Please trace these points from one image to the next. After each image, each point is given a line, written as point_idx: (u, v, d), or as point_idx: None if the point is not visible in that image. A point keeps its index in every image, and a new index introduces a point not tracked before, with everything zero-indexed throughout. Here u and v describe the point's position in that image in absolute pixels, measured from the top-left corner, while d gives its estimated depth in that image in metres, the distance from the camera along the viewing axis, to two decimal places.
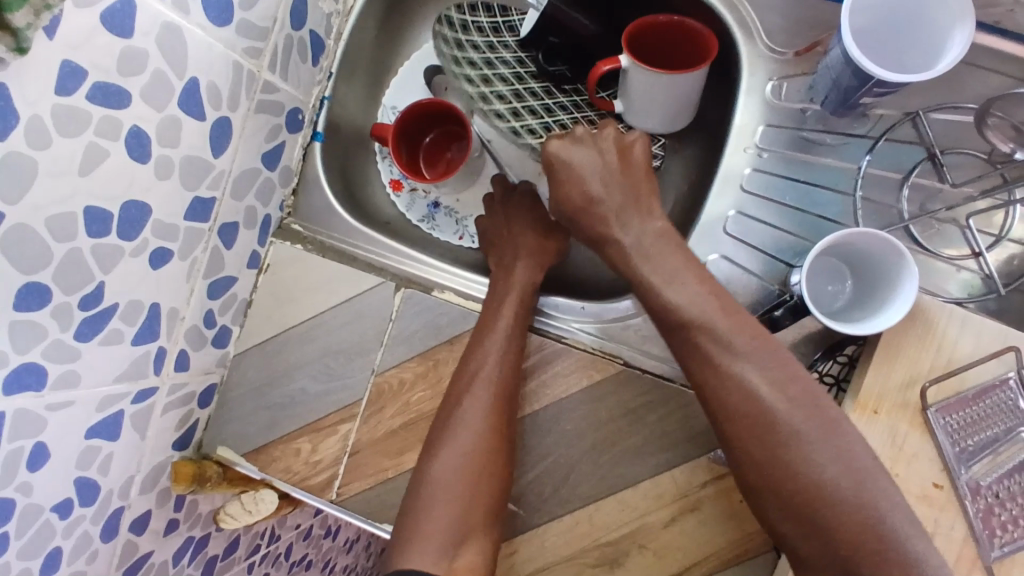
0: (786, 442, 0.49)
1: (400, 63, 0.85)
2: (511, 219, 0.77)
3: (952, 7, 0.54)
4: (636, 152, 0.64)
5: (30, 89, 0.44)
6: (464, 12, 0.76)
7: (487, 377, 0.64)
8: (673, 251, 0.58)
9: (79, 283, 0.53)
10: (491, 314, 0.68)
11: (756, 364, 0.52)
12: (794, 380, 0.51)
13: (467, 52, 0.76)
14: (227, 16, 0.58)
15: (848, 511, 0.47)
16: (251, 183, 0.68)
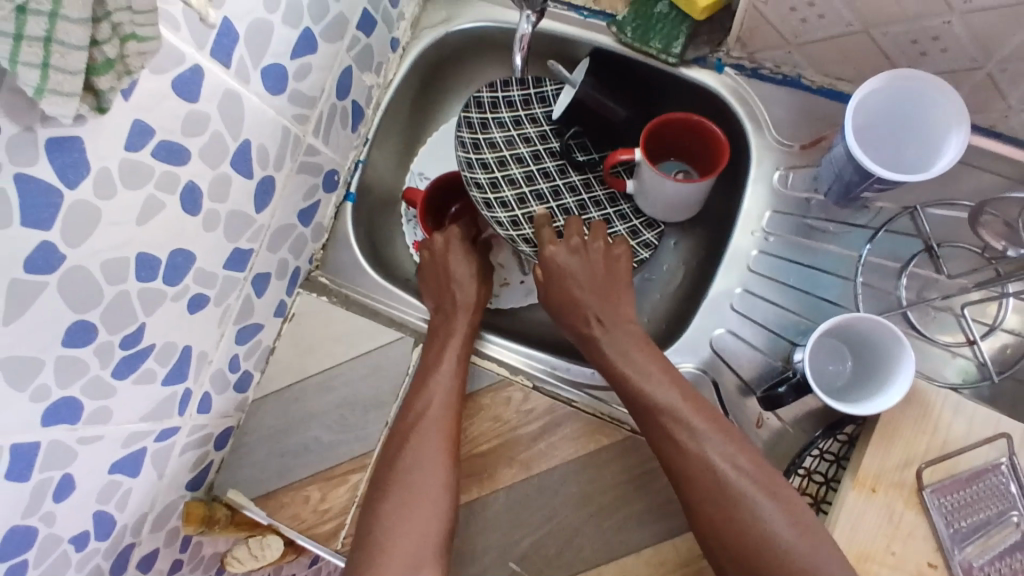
0: (736, 502, 0.56)
1: (431, 131, 0.89)
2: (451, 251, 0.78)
3: (947, 116, 0.58)
4: (619, 263, 0.72)
5: (103, 146, 0.48)
6: (496, 89, 0.80)
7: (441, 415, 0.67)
8: (644, 351, 0.66)
9: (122, 324, 0.56)
10: (426, 379, 0.69)
11: (711, 438, 0.59)
12: (744, 454, 0.58)
13: (491, 127, 0.81)
14: (281, 86, 0.63)
15: (789, 557, 0.52)
16: (286, 236, 0.73)
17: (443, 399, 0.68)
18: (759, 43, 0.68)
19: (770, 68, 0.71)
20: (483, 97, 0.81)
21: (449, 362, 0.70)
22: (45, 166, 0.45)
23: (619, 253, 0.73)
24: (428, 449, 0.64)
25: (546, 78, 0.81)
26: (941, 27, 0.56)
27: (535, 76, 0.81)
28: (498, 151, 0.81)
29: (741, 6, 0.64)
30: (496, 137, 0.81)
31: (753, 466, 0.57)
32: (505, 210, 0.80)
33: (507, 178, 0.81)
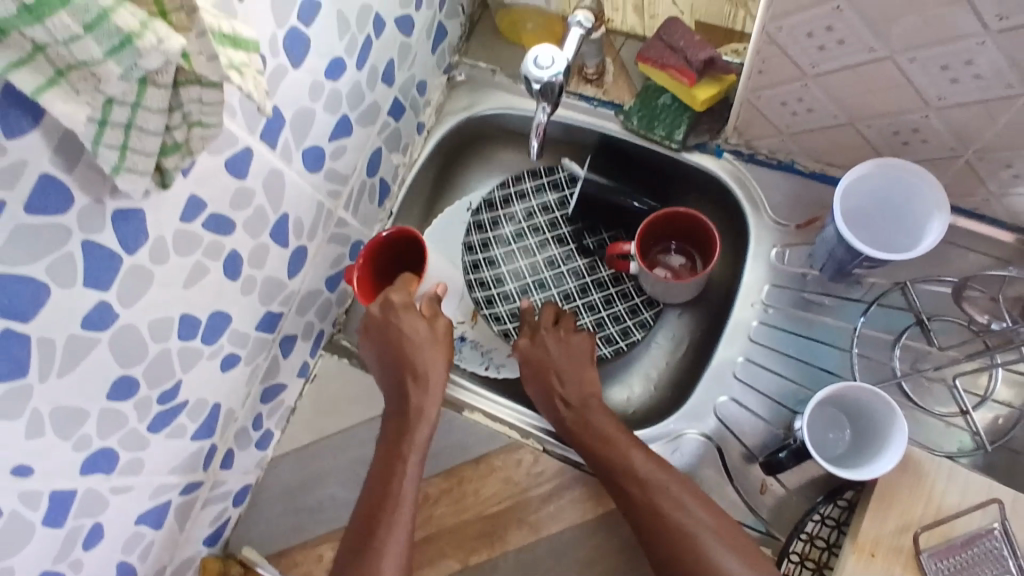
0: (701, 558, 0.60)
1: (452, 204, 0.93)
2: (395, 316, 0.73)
3: (928, 198, 0.64)
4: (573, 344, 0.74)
5: (162, 217, 0.54)
6: (510, 185, 0.91)
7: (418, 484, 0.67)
8: (616, 429, 0.68)
9: (161, 380, 0.60)
10: (400, 444, 0.69)
11: (688, 509, 0.62)
12: (721, 522, 0.61)
13: (501, 223, 0.90)
14: (319, 164, 0.69)
15: None
16: (313, 301, 0.77)
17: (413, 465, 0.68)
18: (755, 132, 0.74)
19: (765, 155, 0.77)
20: (496, 195, 0.91)
21: (417, 427, 0.70)
22: (109, 235, 0.50)
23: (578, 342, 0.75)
24: (401, 515, 0.65)
25: (557, 167, 0.91)
26: (920, 121, 0.62)
27: (546, 167, 0.91)
28: (511, 241, 0.90)
29: (738, 100, 0.71)
30: (506, 231, 0.90)
31: (711, 515, 0.62)
32: (507, 302, 0.88)
33: (515, 271, 0.89)
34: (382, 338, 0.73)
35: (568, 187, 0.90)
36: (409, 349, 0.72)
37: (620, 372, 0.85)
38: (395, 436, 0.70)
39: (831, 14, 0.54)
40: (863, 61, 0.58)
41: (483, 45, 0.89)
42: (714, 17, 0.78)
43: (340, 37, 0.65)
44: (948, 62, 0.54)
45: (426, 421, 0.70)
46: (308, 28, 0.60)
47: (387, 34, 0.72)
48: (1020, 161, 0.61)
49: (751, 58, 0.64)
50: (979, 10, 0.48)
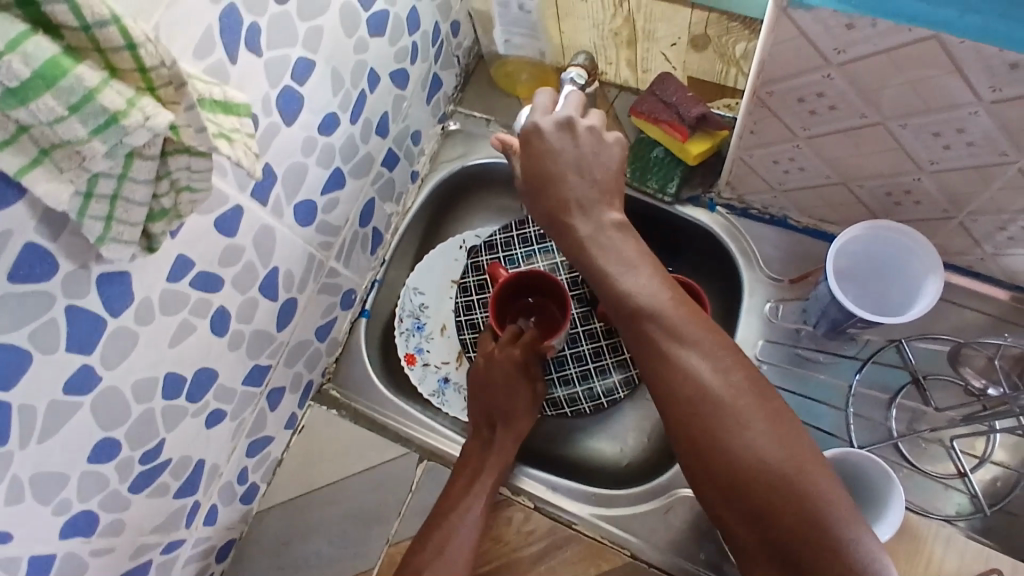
0: (716, 410, 0.51)
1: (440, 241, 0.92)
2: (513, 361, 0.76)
3: (923, 261, 0.63)
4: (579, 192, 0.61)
5: (149, 278, 0.53)
6: (510, 230, 0.89)
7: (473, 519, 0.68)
8: (636, 249, 0.59)
9: (144, 440, 0.59)
10: (471, 481, 0.71)
11: (701, 352, 0.53)
12: (737, 368, 0.52)
13: (500, 266, 0.89)
14: (311, 217, 0.69)
15: (776, 485, 0.48)
16: (302, 352, 0.76)
17: (473, 499, 0.69)
18: (747, 187, 0.74)
19: (759, 209, 0.77)
20: (497, 238, 0.89)
21: (492, 466, 0.72)
22: (94, 299, 0.49)
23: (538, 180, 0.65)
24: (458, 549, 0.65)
25: None
26: (913, 183, 0.62)
27: None
28: None
29: (729, 157, 0.71)
30: None
31: (701, 330, 0.54)
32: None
33: None
34: (484, 385, 0.76)
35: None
36: (506, 400, 0.75)
37: (612, 423, 0.85)
38: (467, 471, 0.72)
39: (822, 80, 0.55)
40: (855, 125, 0.58)
41: (478, 96, 0.90)
42: (706, 73, 0.77)
43: (334, 94, 0.66)
44: (940, 129, 0.55)
45: (495, 466, 0.72)
46: (302, 86, 0.61)
47: (381, 88, 0.73)
48: (1013, 224, 0.61)
49: (743, 119, 0.64)
50: (970, 82, 0.49)
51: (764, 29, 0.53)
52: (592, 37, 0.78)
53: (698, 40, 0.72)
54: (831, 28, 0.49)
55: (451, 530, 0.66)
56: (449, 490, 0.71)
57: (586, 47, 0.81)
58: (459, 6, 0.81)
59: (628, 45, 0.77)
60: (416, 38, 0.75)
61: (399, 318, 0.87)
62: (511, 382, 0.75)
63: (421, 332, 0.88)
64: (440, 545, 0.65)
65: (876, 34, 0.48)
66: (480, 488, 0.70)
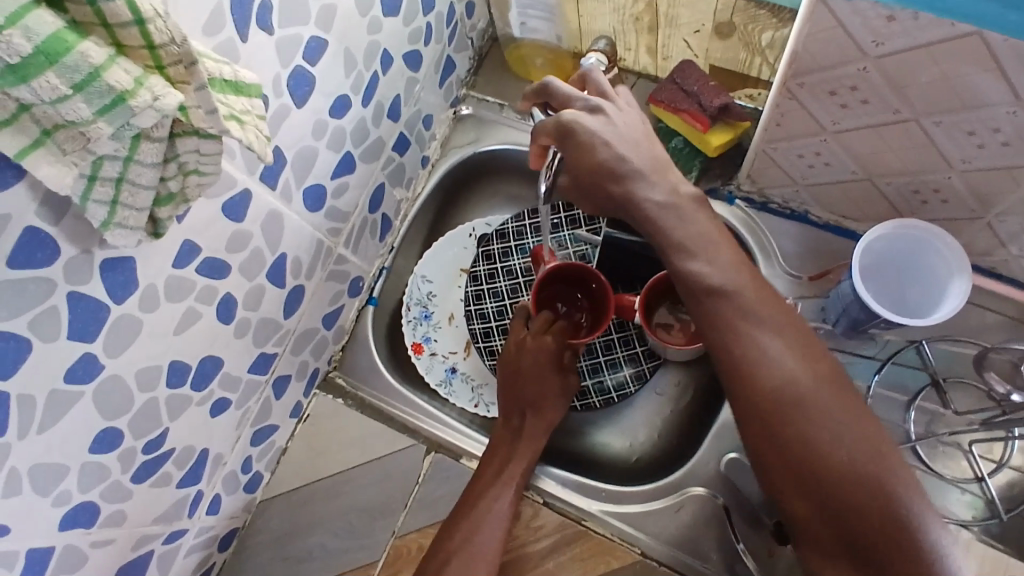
0: (800, 403, 0.50)
1: (449, 228, 0.90)
2: (546, 351, 0.75)
3: (950, 263, 0.62)
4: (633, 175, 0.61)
5: (153, 265, 0.51)
6: (522, 219, 0.88)
7: (501, 509, 0.67)
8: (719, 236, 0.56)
9: (146, 430, 0.58)
10: (500, 470, 0.70)
11: (781, 342, 0.52)
12: (815, 362, 0.51)
13: (511, 255, 0.87)
14: (320, 203, 0.67)
15: (850, 475, 0.48)
16: (308, 340, 0.74)
17: (502, 489, 0.68)
18: (768, 180, 0.72)
19: (778, 203, 0.75)
20: (509, 227, 0.88)
21: (522, 456, 0.71)
22: (97, 286, 0.47)
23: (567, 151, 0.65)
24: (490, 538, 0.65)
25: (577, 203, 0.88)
26: (942, 182, 0.60)
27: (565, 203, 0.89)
28: (514, 278, 0.86)
29: (752, 149, 0.69)
30: (515, 265, 0.87)
31: (779, 318, 0.53)
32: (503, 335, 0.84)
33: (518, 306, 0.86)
34: (515, 373, 0.75)
35: (586, 224, 0.87)
36: (534, 391, 0.74)
37: (621, 418, 0.84)
38: (496, 460, 0.71)
39: (856, 73, 0.53)
40: (886, 121, 0.56)
41: (491, 80, 0.87)
42: (729, 63, 0.75)
43: (346, 75, 0.63)
44: (975, 128, 0.53)
45: (525, 456, 0.71)
46: (313, 67, 0.59)
47: (394, 71, 0.70)
48: None
49: (769, 112, 0.62)
50: (1012, 80, 0.47)
51: (798, 18, 0.51)
52: (612, 22, 0.76)
53: (723, 27, 0.70)
54: (868, 19, 0.47)
55: (481, 520, 0.66)
56: (475, 481, 0.70)
57: (605, 32, 0.78)
58: None
59: (649, 30, 0.75)
60: (431, 19, 0.73)
61: (407, 307, 0.85)
62: (541, 372, 0.74)
63: (428, 321, 0.86)
64: (468, 535, 0.65)
65: (917, 28, 0.46)
66: (511, 478, 0.69)
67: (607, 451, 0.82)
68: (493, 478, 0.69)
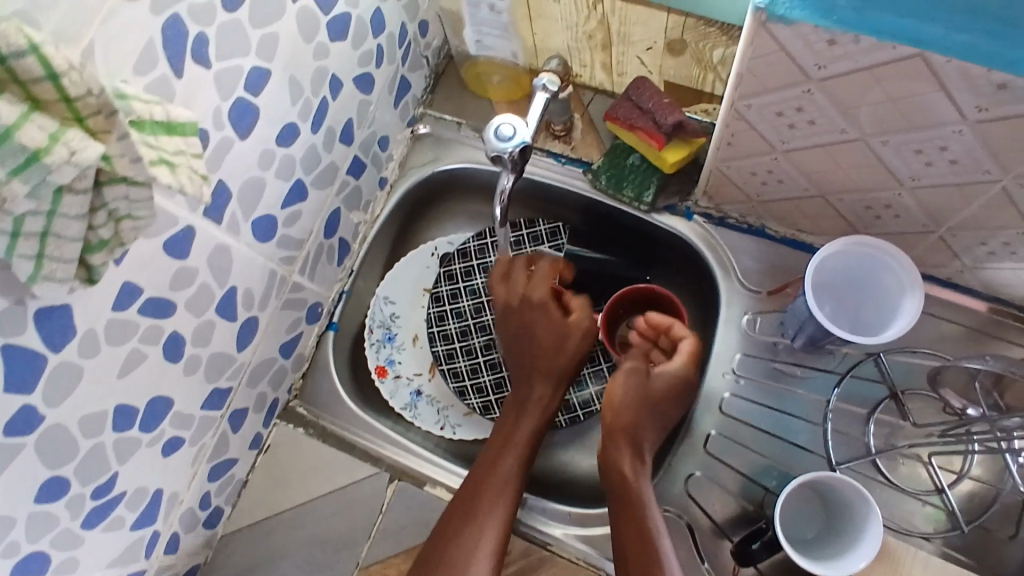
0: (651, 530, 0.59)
1: (411, 248, 0.89)
2: (532, 298, 0.76)
3: (901, 279, 0.62)
4: (654, 430, 0.68)
5: (92, 310, 0.50)
6: (484, 238, 0.87)
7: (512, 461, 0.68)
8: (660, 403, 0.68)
9: (94, 475, 0.57)
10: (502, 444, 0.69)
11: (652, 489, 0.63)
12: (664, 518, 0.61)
13: (474, 274, 0.86)
14: (270, 233, 0.65)
15: None
16: (265, 371, 0.73)
17: (508, 457, 0.68)
18: (724, 196, 0.72)
19: (736, 218, 0.75)
20: (472, 246, 0.87)
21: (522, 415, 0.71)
22: (31, 335, 0.46)
23: (659, 379, 0.68)
24: (494, 523, 0.64)
25: (539, 218, 0.86)
26: (893, 198, 0.61)
27: (526, 218, 0.86)
28: (478, 297, 0.86)
29: (706, 167, 0.69)
30: (478, 284, 0.86)
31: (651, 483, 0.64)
32: (468, 357, 0.84)
33: (481, 326, 0.85)
34: (518, 324, 0.76)
35: (549, 240, 0.85)
36: (541, 338, 0.74)
37: (588, 436, 0.83)
38: (502, 432, 0.71)
39: (802, 95, 0.52)
40: (835, 141, 0.56)
41: (449, 98, 0.86)
42: (683, 79, 0.74)
43: (293, 103, 0.62)
44: (923, 146, 0.53)
45: (533, 408, 0.72)
46: (256, 98, 0.57)
47: (345, 95, 0.69)
48: (994, 240, 0.60)
49: (721, 131, 0.62)
50: (956, 101, 0.47)
51: (742, 42, 0.50)
52: (566, 39, 0.75)
53: (674, 44, 0.70)
54: (811, 44, 0.47)
55: (483, 494, 0.65)
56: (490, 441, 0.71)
57: (560, 49, 0.77)
58: (427, 5, 0.77)
59: (602, 48, 0.74)
60: (382, 41, 0.71)
61: (370, 330, 0.85)
62: (536, 310, 0.75)
63: (392, 343, 0.85)
64: (482, 484, 0.66)
65: (859, 51, 0.46)
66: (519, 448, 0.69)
67: (574, 470, 0.81)
68: (495, 452, 0.69)
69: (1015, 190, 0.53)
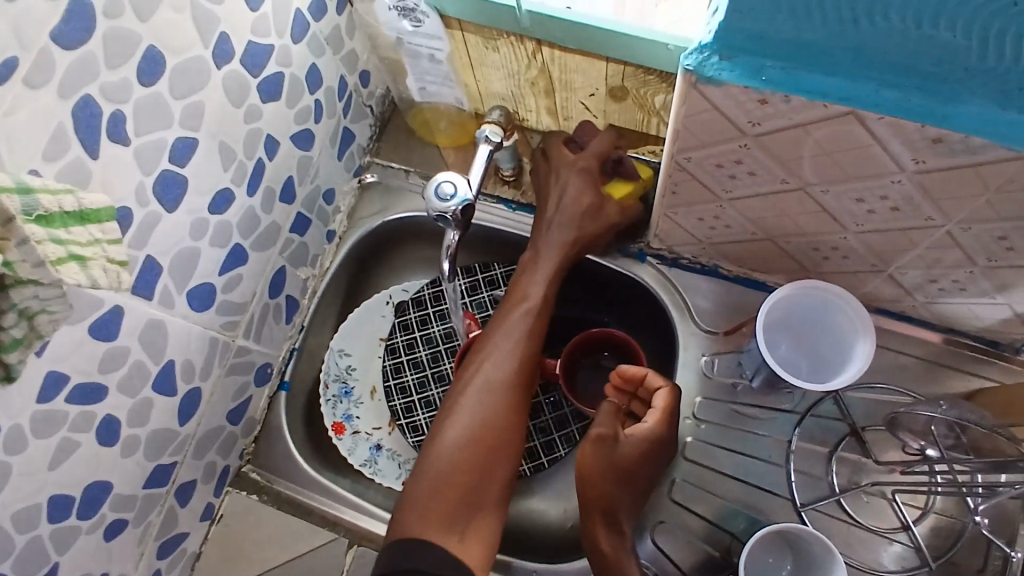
0: None
1: (365, 298, 0.87)
2: (573, 159, 0.70)
3: (852, 320, 0.62)
4: (628, 498, 0.62)
5: (13, 406, 0.47)
6: (439, 285, 0.86)
7: (528, 329, 0.67)
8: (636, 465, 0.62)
9: (29, 571, 0.54)
10: (533, 259, 0.70)
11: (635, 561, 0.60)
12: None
13: (430, 322, 0.84)
14: (209, 302, 0.63)
15: None
16: (213, 440, 0.70)
17: (532, 300, 0.68)
18: (675, 240, 0.72)
19: (688, 259, 0.75)
20: (426, 294, 0.85)
21: (538, 284, 0.68)
22: None
23: (630, 446, 0.61)
24: (503, 390, 0.64)
25: (494, 261, 0.85)
26: (840, 241, 0.60)
27: (481, 263, 0.85)
28: (435, 345, 0.84)
29: (654, 214, 0.69)
30: (434, 332, 0.84)
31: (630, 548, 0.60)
32: (427, 409, 0.81)
33: (440, 375, 0.83)
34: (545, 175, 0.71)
35: (504, 284, 0.84)
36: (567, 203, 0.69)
37: (554, 483, 0.80)
38: (518, 292, 0.69)
39: (739, 149, 0.52)
40: (777, 190, 0.56)
41: (396, 145, 0.85)
42: (627, 123, 0.74)
43: (225, 169, 0.60)
44: (864, 195, 0.53)
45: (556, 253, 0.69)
46: (183, 168, 0.56)
47: (282, 153, 0.67)
48: (944, 278, 0.60)
49: (664, 180, 0.61)
50: (893, 154, 0.47)
51: (675, 101, 0.50)
52: (509, 86, 0.74)
53: (616, 91, 0.69)
54: (743, 103, 0.47)
55: (506, 381, 0.64)
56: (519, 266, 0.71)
57: (503, 95, 0.77)
58: (366, 56, 0.76)
59: (546, 94, 0.74)
60: (319, 96, 0.70)
61: (324, 385, 0.82)
62: (567, 167, 0.70)
63: (348, 397, 0.82)
64: (499, 328, 0.67)
65: (790, 110, 0.46)
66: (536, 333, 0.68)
67: (541, 521, 0.79)
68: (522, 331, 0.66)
69: (959, 234, 0.53)
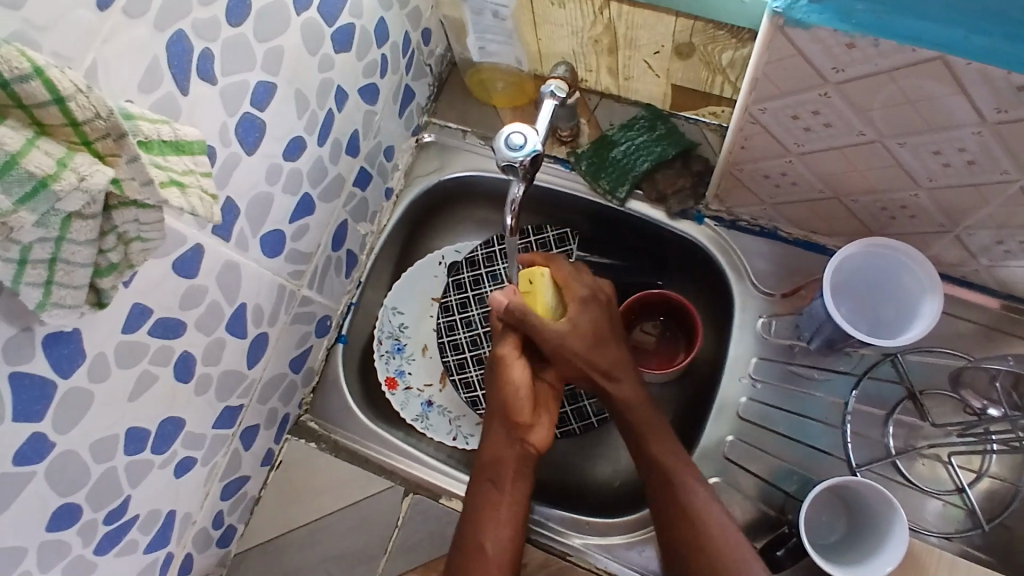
0: (662, 444, 0.67)
1: (418, 257, 0.88)
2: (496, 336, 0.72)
3: (920, 279, 0.62)
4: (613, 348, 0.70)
5: (102, 334, 0.49)
6: (491, 246, 0.86)
7: (495, 519, 0.65)
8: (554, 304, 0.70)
9: (107, 500, 0.56)
10: (479, 461, 0.69)
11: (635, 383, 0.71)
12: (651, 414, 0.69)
13: (482, 282, 0.85)
14: (278, 249, 0.65)
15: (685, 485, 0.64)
16: (276, 387, 0.72)
17: (489, 500, 0.66)
18: (736, 200, 0.72)
19: (748, 221, 0.75)
20: (479, 254, 0.86)
21: (490, 478, 0.68)
22: (41, 362, 0.45)
23: (583, 312, 0.69)
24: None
25: (546, 224, 0.86)
26: (908, 199, 0.60)
27: (534, 225, 0.86)
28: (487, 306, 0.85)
29: (718, 170, 0.69)
30: (488, 292, 0.85)
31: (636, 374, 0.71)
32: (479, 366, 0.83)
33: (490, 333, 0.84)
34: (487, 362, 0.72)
35: (557, 246, 0.85)
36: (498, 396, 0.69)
37: (603, 442, 0.82)
38: (484, 481, 0.68)
39: (818, 98, 0.52)
40: (850, 143, 0.56)
41: (453, 106, 0.86)
42: (690, 82, 0.74)
43: (298, 117, 0.61)
44: (939, 148, 0.52)
45: (497, 448, 0.69)
46: (262, 113, 0.57)
47: (349, 106, 0.68)
48: (1011, 239, 0.59)
49: (733, 135, 0.62)
50: (976, 103, 0.46)
51: (757, 46, 0.50)
52: (571, 45, 0.75)
53: (682, 48, 0.69)
54: (829, 47, 0.46)
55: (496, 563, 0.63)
56: (475, 476, 0.69)
57: (565, 54, 0.77)
58: (429, 14, 0.77)
59: (608, 52, 0.74)
60: (385, 51, 0.71)
61: (378, 341, 0.83)
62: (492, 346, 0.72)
63: (401, 353, 0.84)
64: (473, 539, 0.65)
65: (878, 55, 0.45)
66: (490, 524, 0.65)
67: (593, 477, 0.80)
68: (491, 520, 0.65)
69: None
